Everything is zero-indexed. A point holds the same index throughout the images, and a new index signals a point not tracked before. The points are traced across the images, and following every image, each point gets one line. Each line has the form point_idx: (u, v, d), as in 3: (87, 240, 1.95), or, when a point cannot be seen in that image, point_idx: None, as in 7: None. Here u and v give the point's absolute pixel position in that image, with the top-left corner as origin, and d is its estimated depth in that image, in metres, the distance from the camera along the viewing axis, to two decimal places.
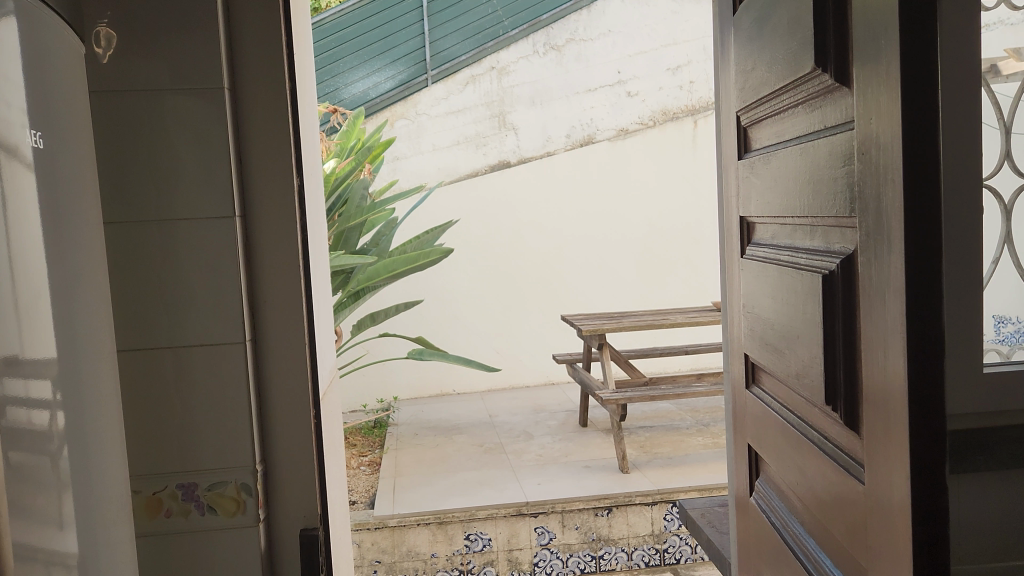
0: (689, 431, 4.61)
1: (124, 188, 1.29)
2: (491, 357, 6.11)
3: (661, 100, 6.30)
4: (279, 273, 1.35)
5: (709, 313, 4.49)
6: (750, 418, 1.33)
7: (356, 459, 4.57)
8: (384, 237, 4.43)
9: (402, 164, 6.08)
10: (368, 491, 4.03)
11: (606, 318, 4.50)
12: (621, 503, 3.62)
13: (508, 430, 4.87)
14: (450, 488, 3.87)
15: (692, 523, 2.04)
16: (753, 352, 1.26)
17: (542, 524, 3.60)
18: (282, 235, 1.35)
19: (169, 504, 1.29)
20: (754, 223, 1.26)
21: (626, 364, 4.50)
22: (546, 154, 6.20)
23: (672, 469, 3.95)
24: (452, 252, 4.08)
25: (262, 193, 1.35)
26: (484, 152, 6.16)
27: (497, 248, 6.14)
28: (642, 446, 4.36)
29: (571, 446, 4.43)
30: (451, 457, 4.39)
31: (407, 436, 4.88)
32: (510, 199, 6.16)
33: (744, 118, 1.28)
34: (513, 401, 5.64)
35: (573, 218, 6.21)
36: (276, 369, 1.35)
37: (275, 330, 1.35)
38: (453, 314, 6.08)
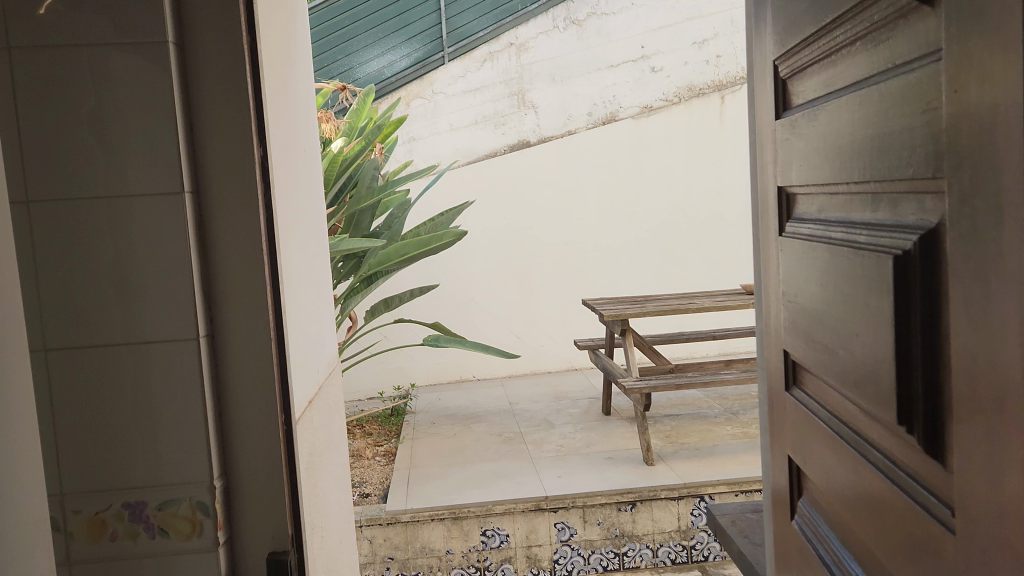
0: (718, 419, 4.40)
1: (54, 164, 1.13)
2: (512, 343, 5.94)
3: (687, 75, 6.03)
4: (240, 259, 1.18)
5: (738, 296, 4.25)
6: (790, 426, 1.13)
7: (370, 449, 4.42)
8: (397, 220, 4.26)
9: (418, 145, 5.89)
10: (382, 483, 3.89)
11: (629, 303, 4.28)
12: (646, 497, 3.43)
13: (528, 418, 4.69)
14: (466, 480, 3.70)
15: (721, 533, 1.83)
16: (794, 350, 1.05)
17: (563, 519, 3.42)
18: (241, 215, 1.17)
19: (114, 525, 1.15)
20: (795, 195, 1.06)
21: (650, 350, 4.28)
22: (567, 134, 5.96)
23: (699, 461, 3.74)
24: (466, 235, 3.87)
25: (219, 167, 1.17)
26: (502, 132, 5.94)
27: (517, 230, 5.94)
28: (668, 436, 4.15)
29: (593, 436, 4.24)
30: (468, 447, 4.22)
31: (424, 425, 4.73)
32: (530, 179, 5.94)
33: (782, 68, 1.07)
34: (534, 388, 5.46)
35: (596, 198, 5.97)
36: (237, 369, 1.18)
37: (235, 323, 1.18)
38: (472, 299, 5.91)
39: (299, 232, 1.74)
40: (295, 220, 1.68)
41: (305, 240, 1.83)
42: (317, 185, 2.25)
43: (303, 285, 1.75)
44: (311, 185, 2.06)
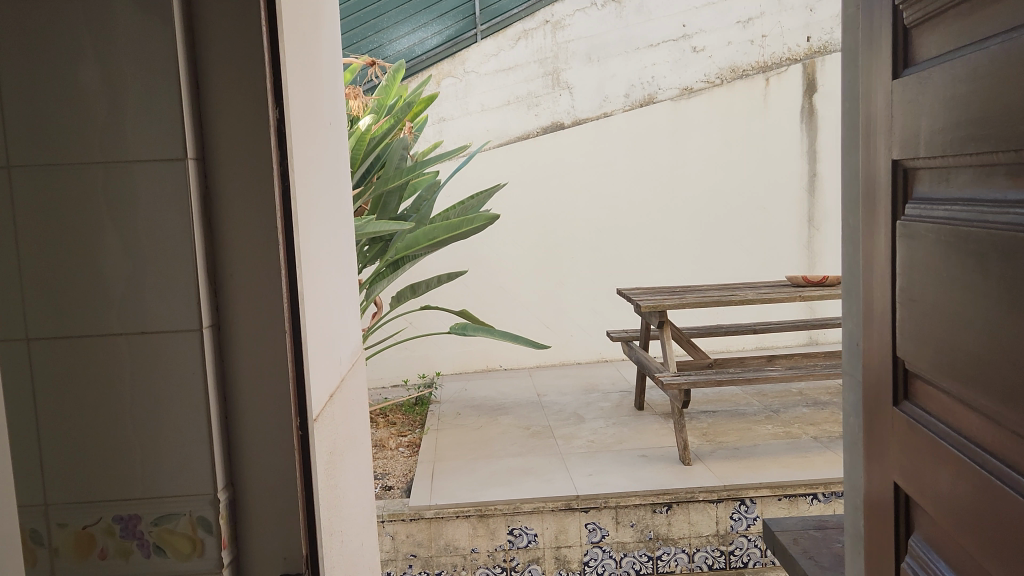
0: (757, 418, 4.21)
1: (38, 125, 0.97)
2: (541, 332, 5.78)
3: (729, 56, 5.79)
4: (251, 240, 1.02)
5: (782, 289, 4.04)
6: (896, 448, 0.95)
7: (394, 439, 4.29)
8: (425, 203, 4.09)
9: (448, 126, 5.71)
10: (405, 476, 3.76)
11: (667, 293, 4.08)
12: (683, 499, 3.25)
13: (557, 411, 4.53)
14: (493, 476, 3.54)
15: (783, 554, 1.64)
16: (913, 358, 0.87)
17: (594, 520, 3.25)
18: (253, 188, 1.01)
19: (104, 541, 1.01)
20: (916, 172, 0.88)
21: (688, 344, 4.09)
22: (603, 116, 5.75)
23: (739, 461, 3.55)
24: (498, 219, 3.69)
25: (228, 132, 1.01)
26: (536, 113, 5.73)
27: (549, 216, 5.75)
28: (705, 434, 3.97)
29: (626, 432, 4.07)
30: (495, 440, 4.07)
31: (449, 416, 4.58)
32: (563, 163, 5.75)
33: (906, 17, 0.89)
34: (563, 380, 5.30)
35: (631, 184, 5.78)
36: (248, 367, 1.03)
37: (245, 314, 1.02)
38: (501, 286, 5.75)
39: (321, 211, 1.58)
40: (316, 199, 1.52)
41: (327, 220, 1.68)
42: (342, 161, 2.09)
43: (324, 269, 1.59)
44: (337, 157, 1.90)
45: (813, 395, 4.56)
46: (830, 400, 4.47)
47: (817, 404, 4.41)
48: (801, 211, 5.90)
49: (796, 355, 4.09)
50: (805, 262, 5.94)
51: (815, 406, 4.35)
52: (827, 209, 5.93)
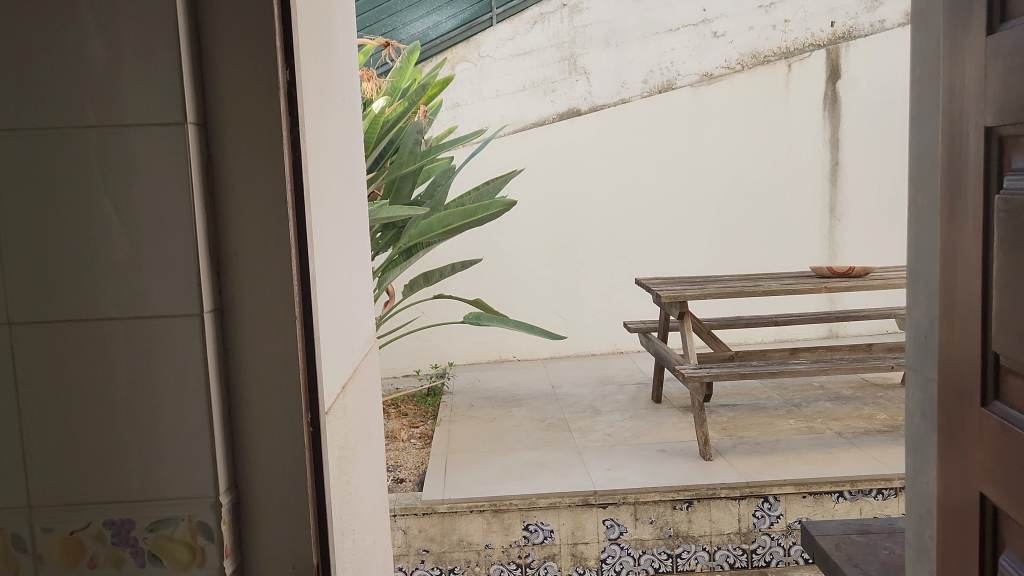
0: (778, 412, 4.10)
1: (22, 87, 0.87)
2: (555, 323, 5.68)
3: (751, 41, 5.64)
4: (258, 214, 0.92)
5: (807, 280, 3.92)
6: (984, 452, 0.84)
7: (406, 431, 4.20)
8: (439, 188, 3.99)
9: (462, 112, 5.60)
10: (417, 469, 3.67)
11: (688, 283, 3.97)
12: (704, 496, 3.14)
13: (573, 403, 4.43)
14: (508, 469, 3.45)
15: (824, 560, 1.54)
16: (1011, 351, 0.76)
17: (612, 516, 3.15)
18: (261, 158, 0.91)
19: (94, 548, 0.92)
20: (1014, 139, 0.77)
21: (709, 335, 3.97)
22: (620, 102, 5.62)
23: (762, 457, 3.44)
24: (515, 206, 3.57)
25: (233, 94, 0.91)
26: (552, 99, 5.61)
27: (565, 205, 5.64)
28: (725, 429, 3.86)
29: (644, 426, 3.97)
30: (510, 433, 3.98)
31: (462, 407, 4.49)
32: (580, 150, 5.63)
33: None
34: (577, 371, 5.20)
35: (648, 171, 5.66)
36: (255, 358, 0.93)
37: (251, 299, 0.92)
38: (515, 275, 5.64)
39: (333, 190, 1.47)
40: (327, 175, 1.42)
41: (339, 200, 1.58)
42: (355, 140, 1.98)
43: (336, 252, 1.49)
44: (349, 136, 1.80)
45: (835, 389, 4.44)
46: (853, 394, 4.35)
47: (840, 399, 4.29)
48: (822, 201, 5.77)
49: (820, 348, 3.97)
50: (826, 253, 5.81)
51: (838, 401, 4.24)
52: (850, 199, 5.78)
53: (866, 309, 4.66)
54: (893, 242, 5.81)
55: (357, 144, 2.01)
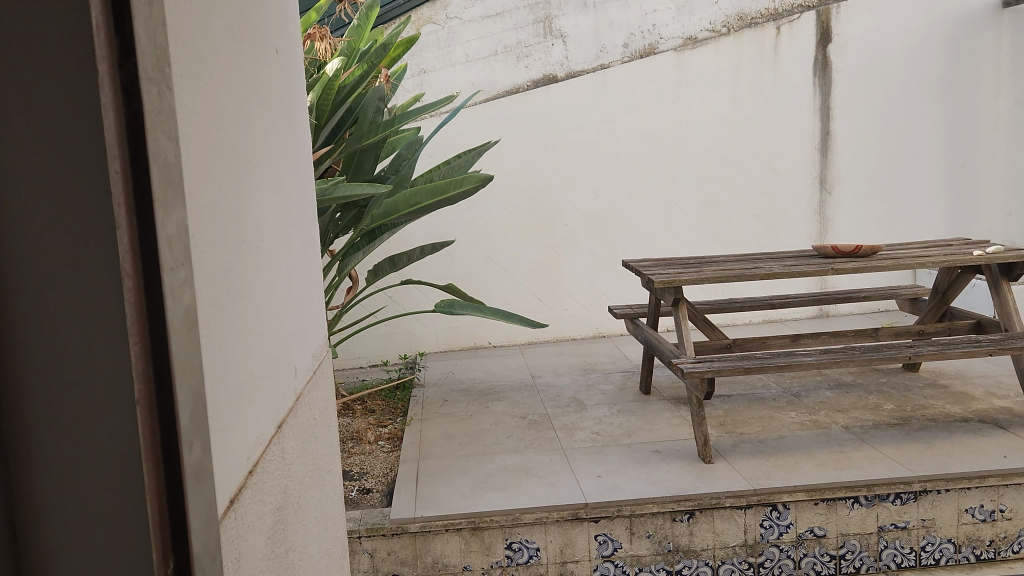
0: (778, 404, 3.79)
1: None
2: (533, 306, 5.32)
3: (737, 2, 5.25)
4: (69, 219, 0.56)
5: (812, 260, 3.57)
6: None
7: (373, 430, 3.82)
8: (404, 163, 3.56)
9: (429, 79, 5.16)
10: (385, 477, 3.31)
11: (681, 266, 3.60)
12: (707, 506, 2.81)
13: (555, 396, 4.09)
14: (488, 478, 3.08)
15: None
16: None
17: (605, 531, 2.81)
18: (68, 127, 0.55)
19: None
20: None
21: (704, 323, 3.62)
22: (599, 67, 5.21)
23: (767, 458, 3.12)
24: (492, 180, 3.07)
25: (24, 18, 0.55)
26: (526, 65, 5.18)
27: (542, 179, 5.24)
28: (723, 425, 3.53)
29: (634, 423, 3.63)
30: (488, 433, 3.62)
31: (434, 402, 4.11)
32: (557, 120, 5.22)
33: None
34: (558, 358, 4.85)
35: (630, 142, 5.28)
36: (76, 447, 0.58)
37: (65, 353, 0.57)
38: (489, 256, 5.25)
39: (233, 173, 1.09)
40: (220, 149, 1.03)
41: (251, 185, 1.19)
42: (290, 107, 1.58)
43: (244, 259, 1.11)
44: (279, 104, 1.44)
45: (835, 375, 4.15)
46: (854, 381, 4.06)
47: (841, 387, 3.99)
48: (812, 173, 5.44)
49: (823, 334, 3.66)
50: (816, 230, 5.49)
51: (841, 390, 3.94)
52: (842, 170, 5.46)
53: (866, 289, 4.36)
54: (885, 216, 5.52)
55: (294, 115, 1.62)
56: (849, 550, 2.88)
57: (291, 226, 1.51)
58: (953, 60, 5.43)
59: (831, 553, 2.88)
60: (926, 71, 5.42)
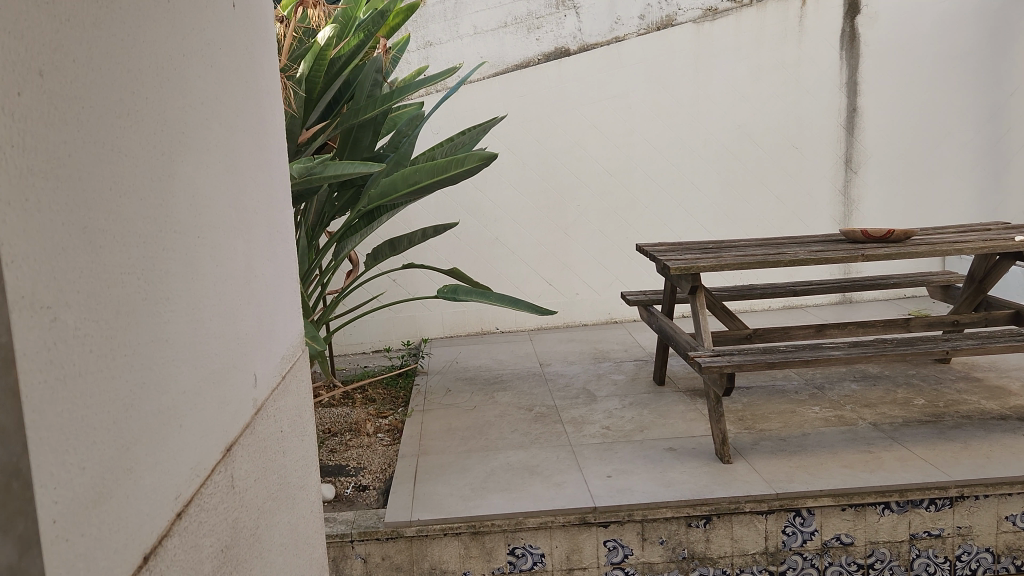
0: (801, 397, 3.57)
1: None
2: (543, 291, 5.11)
3: None
4: None
5: (840, 246, 3.33)
6: None
7: (372, 422, 3.64)
8: (405, 139, 3.34)
9: (435, 52, 4.92)
10: (382, 473, 3.14)
11: (699, 251, 3.38)
12: (725, 511, 2.61)
13: (564, 387, 3.89)
14: (490, 477, 2.89)
15: None
16: None
17: (615, 537, 2.62)
18: None
19: None
20: None
21: (724, 311, 3.40)
22: (614, 40, 4.95)
23: (789, 458, 2.91)
24: (495, 158, 2.78)
25: None
26: (536, 37, 4.93)
27: (552, 158, 5.00)
28: (742, 420, 3.32)
29: (647, 417, 3.43)
30: (492, 426, 3.43)
31: (437, 392, 3.92)
32: (568, 95, 4.97)
33: None
34: (568, 345, 4.65)
35: (645, 118, 5.03)
36: None
37: None
38: (496, 238, 5.04)
39: (154, 155, 0.92)
40: (131, 127, 0.86)
41: (187, 168, 1.01)
42: (254, 78, 1.40)
43: (172, 257, 0.94)
44: (236, 77, 1.27)
45: (861, 365, 3.92)
46: (881, 372, 3.84)
47: (868, 379, 3.77)
48: (836, 152, 5.18)
49: (850, 324, 3.43)
50: (840, 212, 5.24)
51: (867, 382, 3.71)
52: (868, 148, 5.19)
53: (895, 275, 4.12)
54: (913, 198, 5.25)
55: (260, 88, 1.44)
56: (879, 559, 2.68)
57: (256, 217, 1.34)
58: (990, 32, 5.12)
59: (858, 562, 2.68)
60: (961, 44, 5.12)
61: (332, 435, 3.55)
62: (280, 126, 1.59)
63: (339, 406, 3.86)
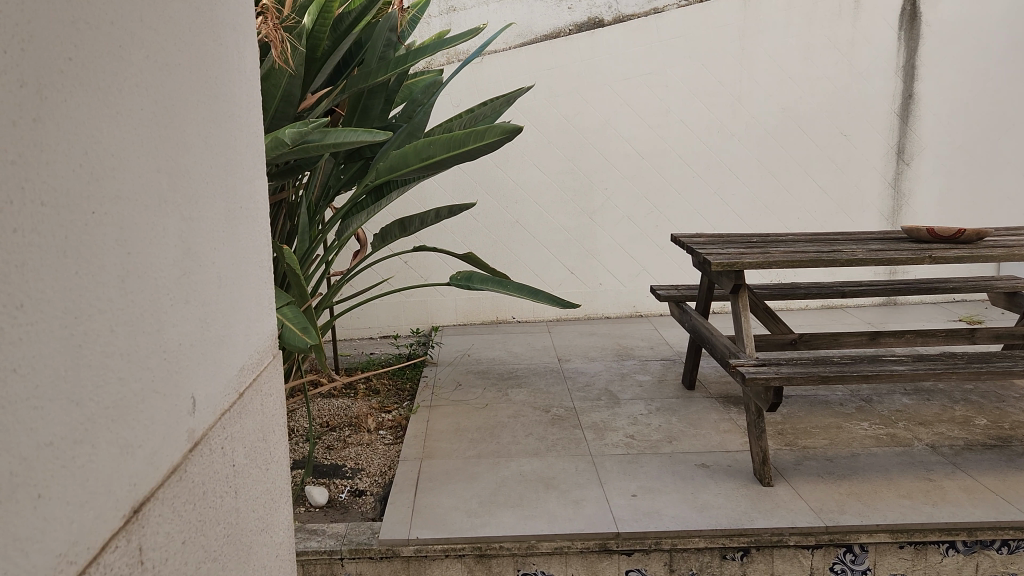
0: (847, 411, 3.23)
1: None
2: (563, 279, 4.78)
3: None
4: None
5: (902, 246, 2.97)
6: None
7: (374, 416, 3.35)
8: (420, 108, 3.00)
9: (458, 19, 4.57)
10: (381, 477, 2.84)
11: (743, 245, 3.03)
12: (766, 543, 2.29)
13: (584, 386, 3.57)
14: (499, 490, 2.58)
15: None
16: None
17: (638, 567, 2.31)
18: None
19: None
20: None
21: (767, 313, 3.05)
22: (653, 11, 4.58)
23: (839, 483, 2.58)
24: (521, 132, 2.41)
25: None
26: (568, 5, 4.57)
27: (579, 138, 4.65)
28: (783, 435, 2.99)
29: (676, 426, 3.10)
30: (505, 428, 3.12)
31: (446, 386, 3.62)
32: (600, 70, 4.61)
33: None
34: (589, 339, 4.33)
35: (682, 98, 4.66)
36: None
37: None
38: (516, 220, 4.70)
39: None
40: None
41: (70, 106, 0.68)
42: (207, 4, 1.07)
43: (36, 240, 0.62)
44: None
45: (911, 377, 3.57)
46: (935, 386, 3.48)
47: (920, 393, 3.42)
48: (888, 141, 4.78)
49: (906, 333, 3.08)
50: (889, 206, 4.86)
51: (920, 397, 3.36)
52: (923, 138, 4.78)
53: (952, 279, 3.75)
54: (970, 194, 4.85)
55: (218, 21, 1.11)
56: None
57: (208, 184, 1.02)
58: None
59: None
60: None
61: (330, 430, 3.26)
62: (249, 76, 1.26)
63: (339, 397, 3.57)
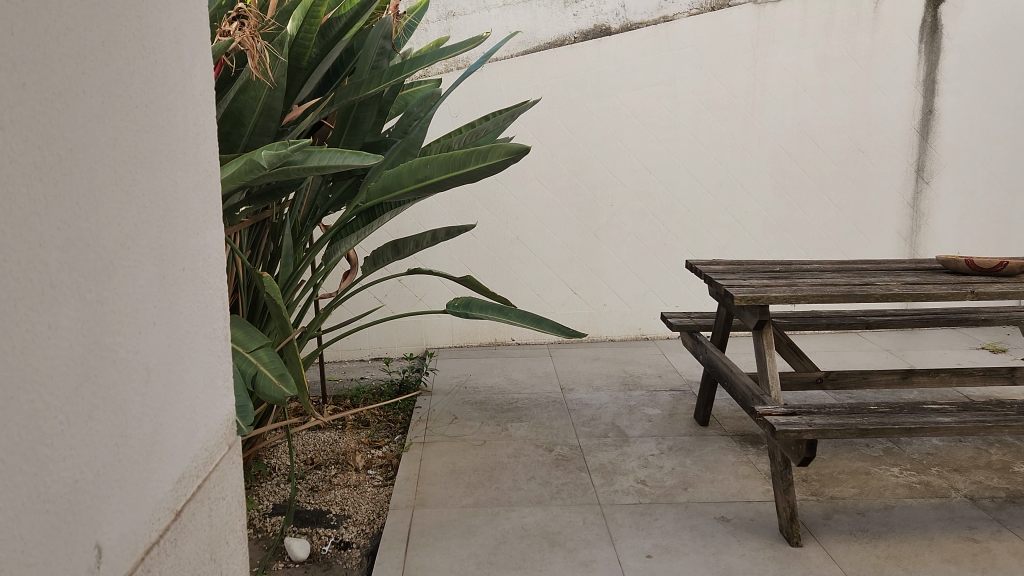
0: (876, 454, 2.98)
1: None
2: (565, 299, 4.53)
3: None
4: None
5: (938, 278, 2.73)
6: None
7: (363, 453, 3.09)
8: (416, 122, 2.74)
9: (458, 24, 4.33)
10: (367, 527, 2.58)
11: (766, 274, 2.78)
12: None
13: (589, 421, 3.32)
14: (500, 548, 2.32)
15: None
16: None
17: None
18: None
19: None
20: None
21: (791, 349, 2.80)
22: (662, 19, 4.35)
23: (874, 543, 2.33)
24: (529, 154, 2.14)
25: None
26: (574, 12, 4.34)
27: (584, 152, 4.41)
28: (808, 483, 2.74)
29: (691, 469, 2.85)
30: (504, 470, 2.87)
31: (441, 419, 3.36)
32: (608, 80, 4.36)
33: None
34: (592, 366, 4.08)
35: (692, 110, 4.42)
36: None
37: None
38: (517, 237, 4.45)
39: None
40: None
41: None
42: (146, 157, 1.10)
43: None
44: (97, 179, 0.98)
45: None
46: None
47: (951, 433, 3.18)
48: (907, 159, 4.55)
49: (941, 372, 2.84)
50: (908, 227, 4.62)
51: (952, 438, 3.12)
52: (944, 156, 4.55)
53: (981, 308, 3.51)
54: (993, 214, 4.62)
55: (158, 163, 1.13)
56: None
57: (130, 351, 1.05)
58: None
59: None
60: None
61: (314, 468, 3.00)
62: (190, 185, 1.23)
63: (325, 431, 3.31)
